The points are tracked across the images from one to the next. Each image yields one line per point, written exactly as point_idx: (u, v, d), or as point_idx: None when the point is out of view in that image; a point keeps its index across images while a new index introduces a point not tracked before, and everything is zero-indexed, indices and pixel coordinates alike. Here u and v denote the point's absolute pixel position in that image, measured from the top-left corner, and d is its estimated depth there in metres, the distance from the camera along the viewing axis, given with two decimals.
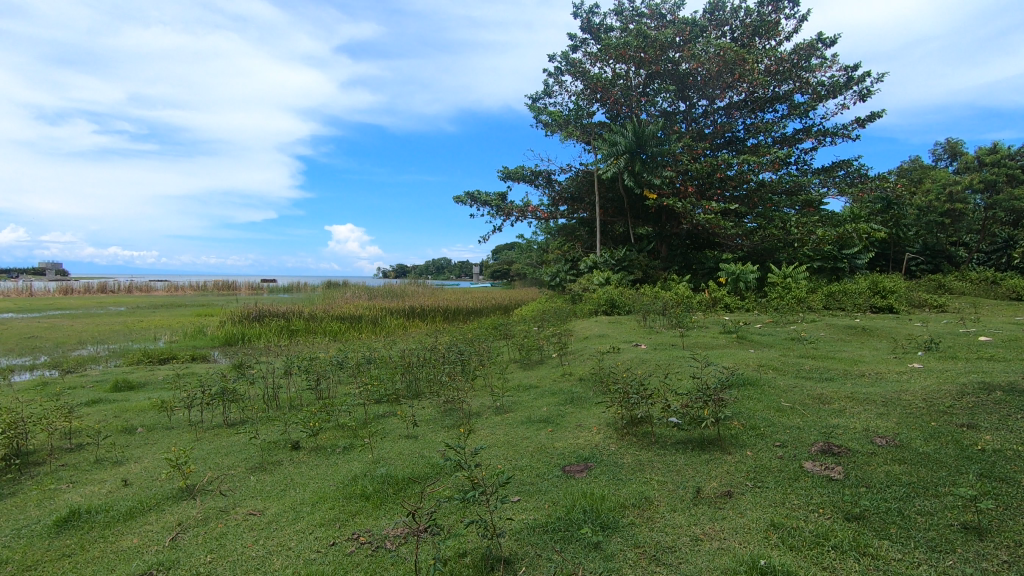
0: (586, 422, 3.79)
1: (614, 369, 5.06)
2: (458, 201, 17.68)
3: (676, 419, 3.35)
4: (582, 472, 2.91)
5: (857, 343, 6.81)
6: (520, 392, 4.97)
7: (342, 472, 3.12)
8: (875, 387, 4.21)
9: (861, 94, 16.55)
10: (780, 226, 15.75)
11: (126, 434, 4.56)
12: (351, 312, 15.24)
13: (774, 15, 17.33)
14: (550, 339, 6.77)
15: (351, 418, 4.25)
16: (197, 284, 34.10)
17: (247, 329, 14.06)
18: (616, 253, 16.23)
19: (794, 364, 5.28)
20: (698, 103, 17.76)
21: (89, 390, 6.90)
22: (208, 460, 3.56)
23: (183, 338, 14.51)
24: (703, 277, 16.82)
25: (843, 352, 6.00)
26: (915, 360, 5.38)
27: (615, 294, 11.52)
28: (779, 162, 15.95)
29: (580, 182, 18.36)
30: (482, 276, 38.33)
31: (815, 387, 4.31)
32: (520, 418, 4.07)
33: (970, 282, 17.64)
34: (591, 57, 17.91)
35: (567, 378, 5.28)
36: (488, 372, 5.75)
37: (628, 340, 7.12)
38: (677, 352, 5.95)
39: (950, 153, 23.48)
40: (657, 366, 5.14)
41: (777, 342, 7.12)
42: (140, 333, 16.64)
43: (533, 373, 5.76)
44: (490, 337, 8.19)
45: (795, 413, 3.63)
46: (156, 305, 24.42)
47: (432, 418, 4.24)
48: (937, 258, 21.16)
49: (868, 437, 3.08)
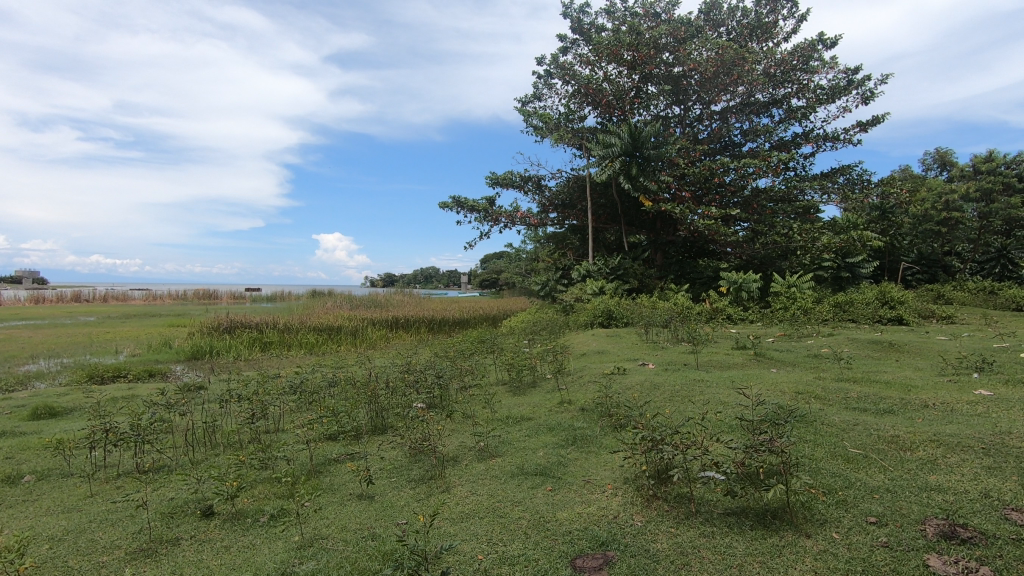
0: (597, 476, 2.89)
1: (625, 400, 4.17)
2: (443, 207, 16.80)
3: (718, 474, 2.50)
4: (598, 571, 2.01)
5: (892, 361, 6.00)
6: (507, 428, 4.04)
7: (252, 566, 2.18)
8: (957, 425, 3.34)
9: (863, 96, 15.98)
10: (782, 233, 15.07)
11: (4, 485, 3.55)
12: (328, 323, 14.23)
13: (771, 16, 16.71)
14: (545, 359, 5.87)
15: (291, 467, 3.29)
16: (177, 292, 32.69)
17: (216, 341, 13.01)
18: (610, 261, 15.40)
19: (837, 389, 4.43)
20: (693, 107, 17.14)
21: (3, 417, 5.84)
22: (79, 541, 2.58)
23: (147, 351, 13.36)
24: (700, 287, 16.06)
25: (884, 374, 5.17)
26: (975, 385, 4.55)
27: (612, 304, 10.62)
28: (780, 167, 15.26)
29: (571, 189, 17.57)
30: (470, 286, 37.20)
31: (882, 424, 3.44)
32: (510, 468, 3.16)
33: (969, 292, 17.11)
34: (582, 59, 17.20)
35: (565, 409, 4.35)
36: (470, 401, 4.81)
37: (633, 359, 6.22)
38: (695, 376, 5.06)
39: (940, 162, 23.16)
40: (676, 396, 4.27)
41: (800, 360, 6.28)
42: (101, 346, 15.36)
43: (525, 401, 4.81)
44: (476, 354, 7.26)
45: (873, 466, 2.75)
46: (127, 315, 23.05)
47: (396, 466, 3.31)
48: (932, 267, 20.57)
49: (997, 510, 2.21)
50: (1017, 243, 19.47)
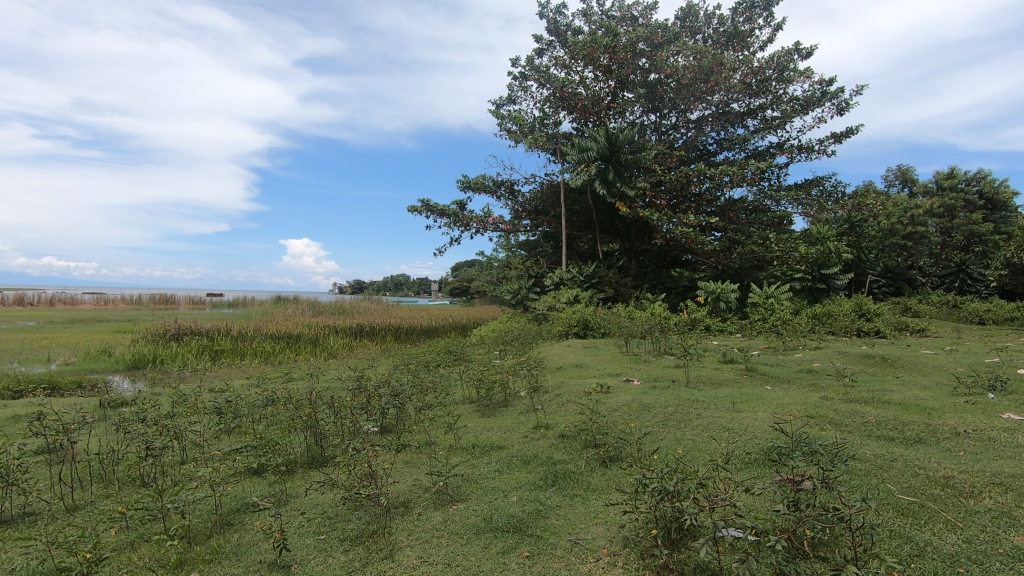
0: (589, 536, 2.25)
1: (613, 429, 3.52)
2: (412, 210, 16.00)
3: (744, 535, 1.91)
4: None
5: (891, 378, 5.53)
6: (473, 460, 3.35)
7: None
8: (1013, 462, 2.80)
9: (837, 108, 15.94)
10: (758, 243, 14.79)
11: None
12: (286, 330, 13.27)
13: (747, 25, 16.57)
14: (518, 374, 5.21)
15: (188, 520, 2.52)
16: (131, 296, 30.76)
17: (160, 349, 11.91)
18: (585, 268, 14.88)
19: (852, 412, 3.88)
20: (669, 115, 16.85)
21: None
22: None
23: (82, 360, 12.15)
24: (678, 297, 15.51)
25: (892, 393, 4.66)
26: (998, 409, 4.04)
27: (588, 314, 10.00)
28: (757, 176, 14.99)
29: (545, 194, 17.01)
30: (440, 294, 36.21)
31: (923, 458, 2.87)
32: (476, 521, 2.48)
33: (934, 305, 17.21)
34: (557, 62, 16.73)
35: (543, 436, 3.69)
36: (429, 426, 4.08)
37: (615, 374, 5.60)
38: (688, 395, 4.47)
39: (902, 179, 23.51)
40: (671, 423, 3.66)
41: (794, 376, 5.77)
42: (32, 354, 13.96)
43: (495, 425, 4.13)
44: (441, 366, 6.54)
45: (938, 521, 2.17)
46: (72, 320, 21.38)
47: (330, 515, 2.59)
48: (897, 280, 20.65)
49: None
50: (977, 258, 19.75)
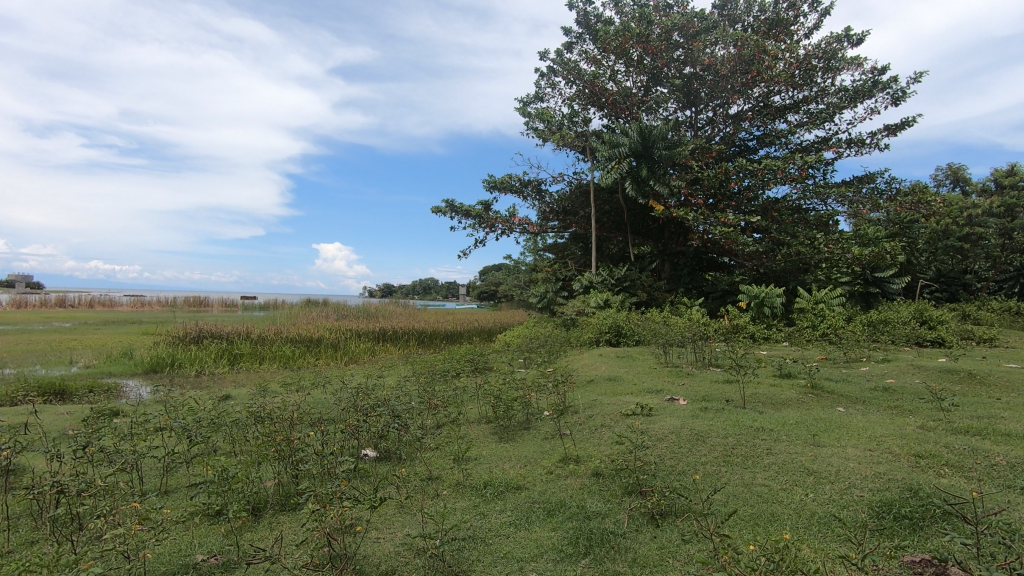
0: None
1: (660, 469, 2.76)
2: (436, 211, 15.42)
3: None
4: None
5: (991, 401, 4.58)
6: (482, 507, 2.62)
7: None
8: None
9: (892, 98, 14.70)
10: (805, 244, 13.65)
11: None
12: (307, 333, 12.80)
13: (790, 12, 15.48)
14: (542, 391, 4.45)
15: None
16: (167, 299, 30.93)
17: (180, 352, 11.53)
18: (616, 271, 14.02)
19: (975, 452, 2.99)
20: (705, 109, 15.85)
21: None
22: None
23: (103, 362, 11.89)
24: (716, 302, 14.53)
25: (1009, 423, 3.72)
26: None
27: (622, 319, 9.21)
28: (803, 171, 13.86)
29: (574, 195, 16.18)
30: (469, 298, 35.68)
31: None
32: None
33: (995, 312, 15.76)
34: (587, 57, 15.96)
35: (571, 474, 2.95)
36: (434, 457, 3.37)
37: (654, 392, 4.80)
38: (749, 422, 3.64)
39: (954, 178, 21.95)
40: (736, 462, 2.86)
41: (869, 395, 4.84)
42: (59, 355, 13.80)
43: (513, 456, 3.39)
44: (457, 376, 5.85)
45: None
46: (105, 321, 21.48)
47: None
48: (952, 285, 19.11)
49: None
50: None
